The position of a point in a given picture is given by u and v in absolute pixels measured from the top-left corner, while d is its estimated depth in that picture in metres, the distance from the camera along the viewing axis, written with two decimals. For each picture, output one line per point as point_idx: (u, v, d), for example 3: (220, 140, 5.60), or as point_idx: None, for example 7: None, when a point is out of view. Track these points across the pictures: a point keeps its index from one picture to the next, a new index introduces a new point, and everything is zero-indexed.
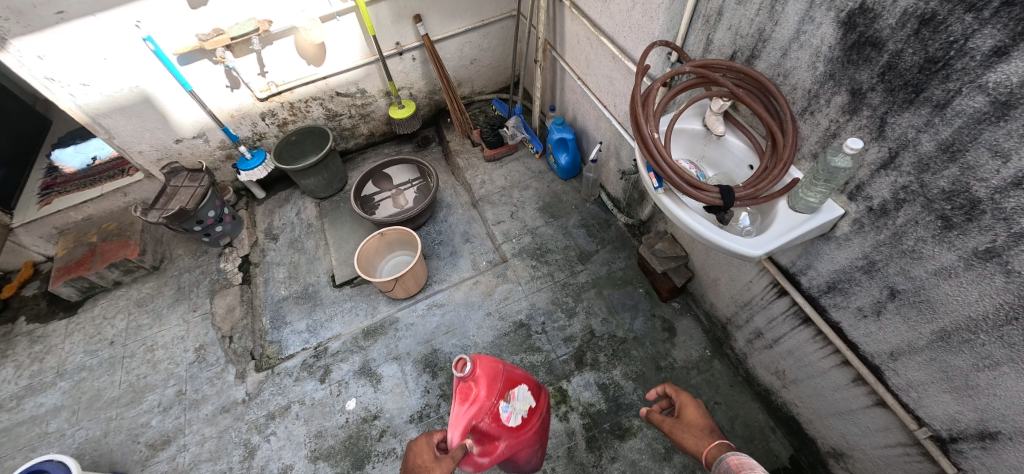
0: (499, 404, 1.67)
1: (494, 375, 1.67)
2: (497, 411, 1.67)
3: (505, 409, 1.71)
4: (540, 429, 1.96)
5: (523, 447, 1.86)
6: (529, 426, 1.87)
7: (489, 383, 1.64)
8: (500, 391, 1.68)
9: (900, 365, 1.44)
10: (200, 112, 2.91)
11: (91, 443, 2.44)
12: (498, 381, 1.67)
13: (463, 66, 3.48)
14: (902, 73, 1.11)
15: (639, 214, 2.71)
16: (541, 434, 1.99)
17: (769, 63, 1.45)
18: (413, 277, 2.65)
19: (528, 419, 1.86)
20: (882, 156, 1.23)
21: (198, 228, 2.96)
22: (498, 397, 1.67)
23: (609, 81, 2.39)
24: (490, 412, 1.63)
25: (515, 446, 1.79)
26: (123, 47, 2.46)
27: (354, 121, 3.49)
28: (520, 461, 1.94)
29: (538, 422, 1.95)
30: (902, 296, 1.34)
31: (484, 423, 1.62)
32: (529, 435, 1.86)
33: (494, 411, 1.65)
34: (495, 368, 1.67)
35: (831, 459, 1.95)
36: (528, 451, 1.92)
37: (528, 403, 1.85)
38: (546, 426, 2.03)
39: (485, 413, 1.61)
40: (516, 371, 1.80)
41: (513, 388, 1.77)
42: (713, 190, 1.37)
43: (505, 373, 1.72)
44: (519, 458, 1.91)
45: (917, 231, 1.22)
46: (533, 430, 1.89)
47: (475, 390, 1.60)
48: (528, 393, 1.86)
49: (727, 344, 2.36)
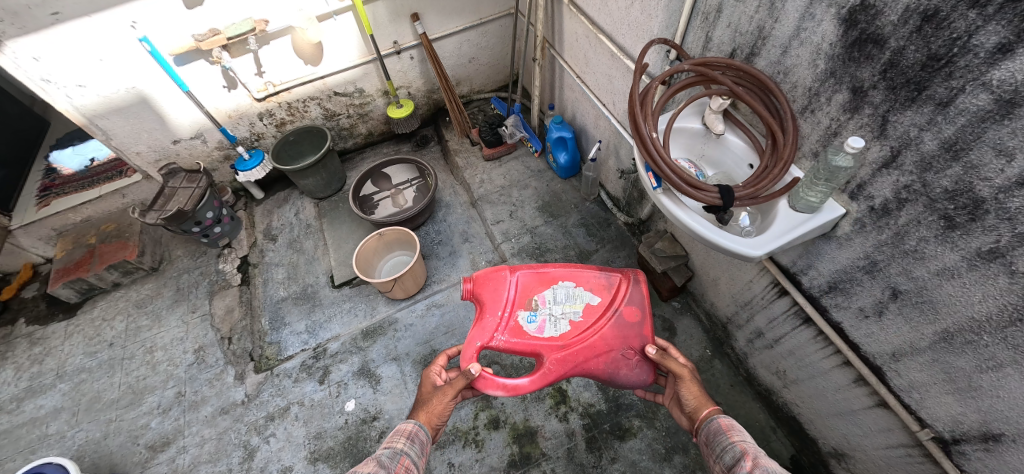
0: (514, 319, 1.87)
1: (500, 293, 1.90)
2: (516, 325, 1.86)
3: (529, 320, 1.86)
4: (616, 332, 1.81)
5: (591, 354, 1.79)
6: (584, 327, 1.83)
7: (496, 301, 1.89)
8: (513, 304, 1.89)
9: (902, 366, 1.42)
10: (198, 113, 2.90)
11: (91, 445, 2.44)
12: (509, 296, 1.89)
13: (462, 64, 3.46)
14: (904, 71, 1.09)
15: (639, 213, 2.69)
16: (626, 337, 1.80)
17: (769, 60, 1.43)
18: (412, 277, 2.64)
19: (578, 322, 1.85)
20: (884, 154, 1.21)
21: (196, 229, 2.95)
22: (511, 312, 1.88)
23: (608, 79, 2.37)
24: (503, 326, 1.85)
25: (566, 357, 1.80)
26: (119, 47, 2.45)
27: (353, 121, 3.48)
28: (604, 374, 1.79)
29: (612, 323, 1.82)
30: (904, 296, 1.32)
31: (500, 339, 1.83)
32: (589, 342, 1.80)
33: (511, 325, 1.86)
34: (502, 285, 1.90)
35: (832, 459, 1.94)
36: (604, 361, 1.79)
37: (571, 309, 1.88)
38: (634, 328, 1.81)
39: (497, 329, 1.84)
40: (542, 280, 1.93)
41: (539, 299, 1.90)
42: (713, 190, 1.36)
43: (516, 285, 1.91)
44: (597, 371, 1.79)
45: (920, 231, 1.20)
46: (599, 334, 1.81)
47: (483, 310, 1.90)
48: (570, 298, 1.90)
49: (728, 343, 2.35)
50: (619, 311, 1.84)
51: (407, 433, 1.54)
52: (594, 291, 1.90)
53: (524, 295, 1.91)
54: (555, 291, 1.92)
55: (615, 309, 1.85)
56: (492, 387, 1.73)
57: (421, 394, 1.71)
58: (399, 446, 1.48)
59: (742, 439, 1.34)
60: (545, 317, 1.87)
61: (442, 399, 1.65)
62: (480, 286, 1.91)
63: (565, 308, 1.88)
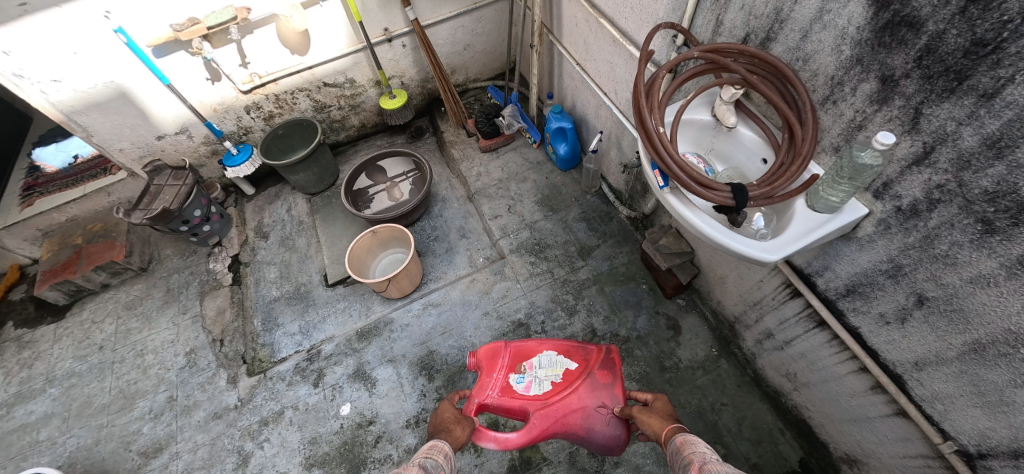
0: (502, 380, 1.84)
1: (492, 358, 1.89)
2: (505, 383, 1.83)
3: (516, 381, 1.82)
4: (592, 392, 1.74)
5: (569, 410, 1.72)
6: (565, 388, 1.76)
7: (489, 364, 1.88)
8: (503, 365, 1.87)
9: (926, 376, 1.33)
10: (181, 107, 2.78)
11: (83, 452, 2.39)
12: (499, 358, 1.88)
13: (457, 52, 3.32)
14: (944, 58, 0.97)
15: (642, 207, 2.58)
16: (601, 397, 1.73)
17: (787, 46, 1.30)
18: (408, 276, 2.55)
19: (559, 383, 1.78)
20: (915, 150, 1.10)
21: (184, 228, 2.86)
22: (501, 374, 1.85)
23: (609, 66, 2.24)
24: (492, 386, 1.83)
25: (549, 412, 1.72)
26: (93, 39, 2.32)
27: (344, 113, 3.35)
28: (581, 431, 1.70)
29: (588, 384, 1.75)
30: (931, 303, 1.22)
31: (491, 397, 1.79)
32: (568, 399, 1.74)
33: (501, 384, 1.83)
34: (494, 349, 1.90)
35: (844, 464, 1.86)
36: (581, 417, 1.71)
37: (554, 371, 1.82)
38: (609, 390, 1.73)
39: (488, 387, 1.82)
40: (528, 345, 1.90)
41: (526, 362, 1.87)
42: (725, 189, 1.25)
43: (507, 350, 1.91)
44: (575, 427, 1.71)
45: (952, 235, 1.10)
46: (576, 395, 1.73)
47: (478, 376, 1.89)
48: (553, 361, 1.85)
49: (735, 343, 2.26)
50: (594, 374, 1.77)
51: (445, 450, 1.46)
52: (575, 356, 1.85)
53: (515, 360, 1.89)
54: (541, 356, 1.88)
55: (590, 371, 1.78)
56: (485, 440, 1.64)
57: (443, 420, 1.64)
58: (439, 459, 1.40)
59: (693, 448, 1.25)
60: (531, 378, 1.82)
61: (465, 429, 1.61)
62: (476, 353, 1.93)
63: (549, 371, 1.83)
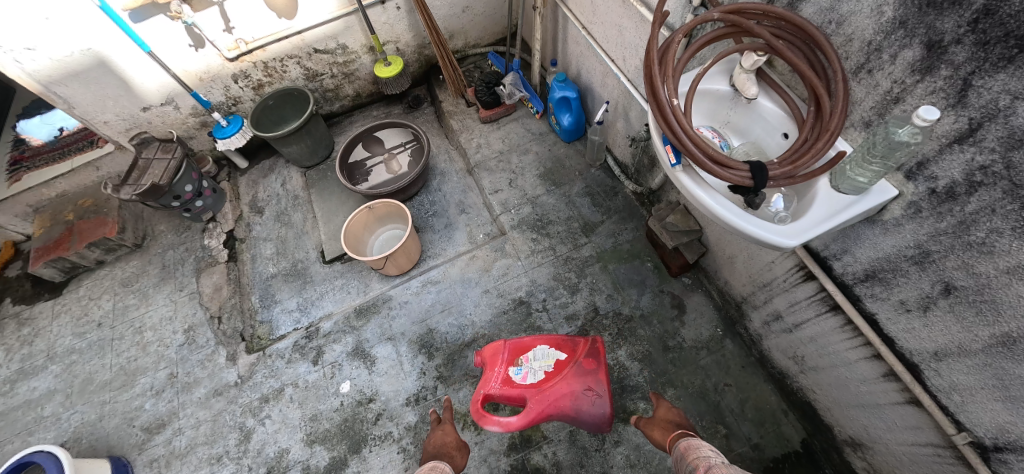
0: (500, 372, 1.80)
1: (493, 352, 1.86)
2: (504, 375, 1.79)
3: (512, 372, 1.79)
4: (578, 377, 1.72)
5: (562, 395, 1.70)
6: (557, 374, 1.73)
7: (491, 359, 1.86)
8: (501, 358, 1.83)
9: (945, 367, 1.27)
10: (165, 76, 2.64)
11: (87, 427, 2.41)
12: (498, 353, 1.85)
13: (455, 15, 3.12)
14: (1004, 21, 0.85)
15: (649, 182, 2.47)
16: (585, 380, 1.71)
17: (819, 7, 1.17)
18: (406, 254, 2.48)
19: (552, 371, 1.74)
20: (959, 127, 0.99)
21: (176, 204, 2.78)
22: (499, 368, 1.81)
23: (618, 30, 2.08)
24: (492, 378, 1.79)
25: (543, 397, 1.69)
26: (65, 3, 2.17)
27: (337, 81, 3.19)
28: (571, 413, 1.71)
29: (574, 370, 1.73)
30: (959, 293, 1.14)
31: (492, 389, 1.76)
32: (559, 384, 1.71)
33: (501, 376, 1.79)
34: (494, 345, 1.88)
35: (848, 447, 1.84)
36: (570, 400, 1.71)
37: (547, 360, 1.78)
38: (593, 373, 1.73)
39: (489, 380, 1.79)
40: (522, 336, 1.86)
41: (522, 353, 1.83)
42: (743, 168, 1.15)
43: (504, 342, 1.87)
44: (566, 409, 1.70)
45: (992, 221, 1.00)
46: (566, 380, 1.71)
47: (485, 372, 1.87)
48: (546, 350, 1.80)
49: (741, 323, 2.21)
50: (579, 361, 1.75)
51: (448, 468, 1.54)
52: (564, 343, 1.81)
53: (510, 351, 1.85)
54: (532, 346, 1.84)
55: (576, 358, 1.76)
56: (489, 424, 1.63)
57: (444, 444, 1.74)
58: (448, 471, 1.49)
59: (699, 454, 1.32)
60: (526, 368, 1.77)
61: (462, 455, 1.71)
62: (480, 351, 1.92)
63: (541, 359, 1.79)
